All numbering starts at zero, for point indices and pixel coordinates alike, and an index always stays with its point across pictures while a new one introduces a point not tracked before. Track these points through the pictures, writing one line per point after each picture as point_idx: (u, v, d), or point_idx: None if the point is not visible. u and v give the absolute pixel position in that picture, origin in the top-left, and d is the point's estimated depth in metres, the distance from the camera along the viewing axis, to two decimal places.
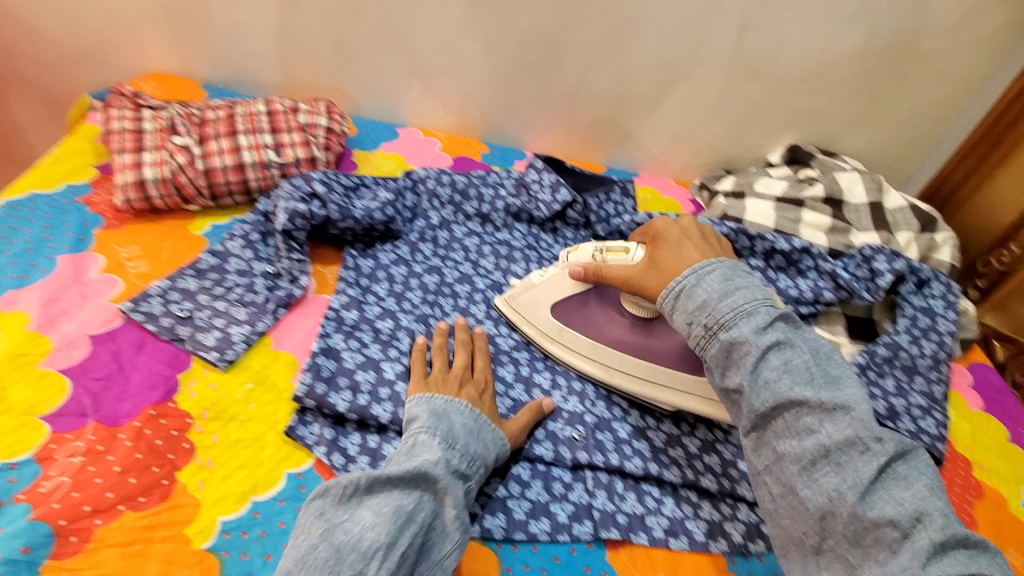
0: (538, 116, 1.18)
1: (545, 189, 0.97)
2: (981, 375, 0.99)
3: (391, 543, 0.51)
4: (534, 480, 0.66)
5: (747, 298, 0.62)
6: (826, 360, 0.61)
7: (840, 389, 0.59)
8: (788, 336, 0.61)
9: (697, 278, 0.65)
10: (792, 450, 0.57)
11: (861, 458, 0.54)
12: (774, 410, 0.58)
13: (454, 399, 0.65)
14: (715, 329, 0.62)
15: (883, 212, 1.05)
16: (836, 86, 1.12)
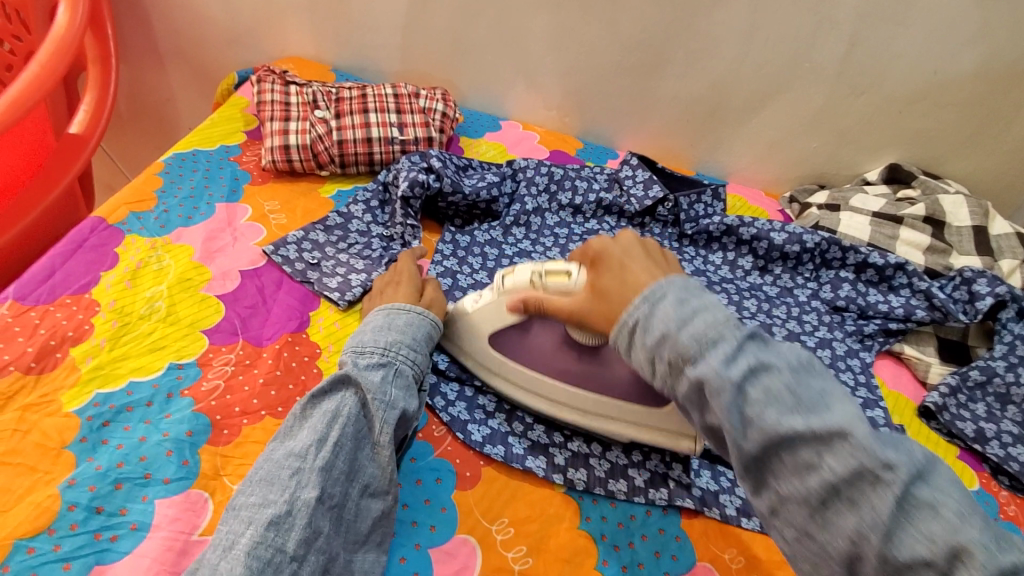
0: (635, 118, 1.23)
1: (637, 185, 1.02)
2: None
3: (324, 439, 0.54)
4: (615, 444, 0.70)
5: (714, 320, 0.45)
6: (812, 379, 0.42)
7: (829, 408, 0.40)
8: (765, 357, 0.43)
9: (650, 309, 0.48)
10: (795, 494, 0.41)
11: (831, 457, 0.39)
12: (766, 453, 0.42)
13: (372, 308, 0.70)
14: (679, 366, 0.45)
15: (987, 237, 1.02)
16: (946, 107, 1.10)
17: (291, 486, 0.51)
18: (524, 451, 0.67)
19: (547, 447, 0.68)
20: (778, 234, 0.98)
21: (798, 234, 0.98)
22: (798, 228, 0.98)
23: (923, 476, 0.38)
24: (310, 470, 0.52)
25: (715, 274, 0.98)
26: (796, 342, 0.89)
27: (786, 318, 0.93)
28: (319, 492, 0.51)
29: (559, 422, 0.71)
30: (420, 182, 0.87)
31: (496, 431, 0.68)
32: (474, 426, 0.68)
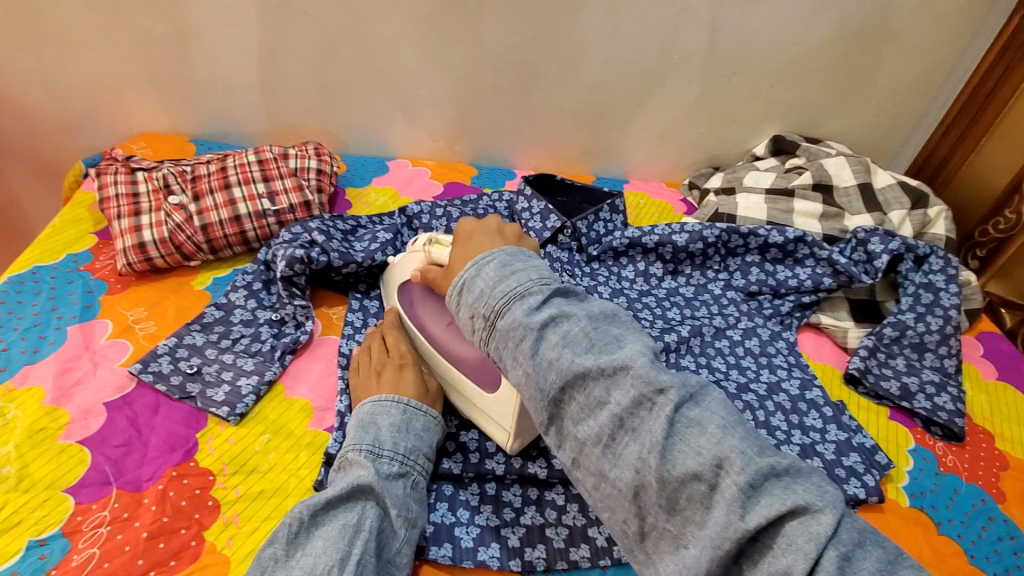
0: (523, 134, 1.20)
1: (535, 216, 0.99)
2: (992, 345, 0.98)
3: (346, 557, 0.51)
4: (570, 504, 0.65)
5: (525, 280, 0.53)
6: (607, 322, 0.52)
7: (620, 349, 0.49)
8: (564, 309, 0.52)
9: (476, 269, 0.55)
10: (589, 431, 0.47)
11: (616, 390, 0.46)
12: (563, 393, 0.48)
13: (381, 396, 0.65)
14: (492, 319, 0.52)
15: (874, 192, 1.06)
16: (811, 74, 1.13)
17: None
18: (473, 543, 0.61)
19: (498, 530, 0.62)
20: (680, 235, 0.98)
21: (698, 231, 0.98)
22: (696, 224, 0.98)
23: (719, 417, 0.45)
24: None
25: (633, 290, 0.96)
26: (724, 340, 0.89)
27: (711, 316, 0.92)
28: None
29: (507, 496, 0.66)
30: (298, 257, 0.78)
31: (442, 524, 0.62)
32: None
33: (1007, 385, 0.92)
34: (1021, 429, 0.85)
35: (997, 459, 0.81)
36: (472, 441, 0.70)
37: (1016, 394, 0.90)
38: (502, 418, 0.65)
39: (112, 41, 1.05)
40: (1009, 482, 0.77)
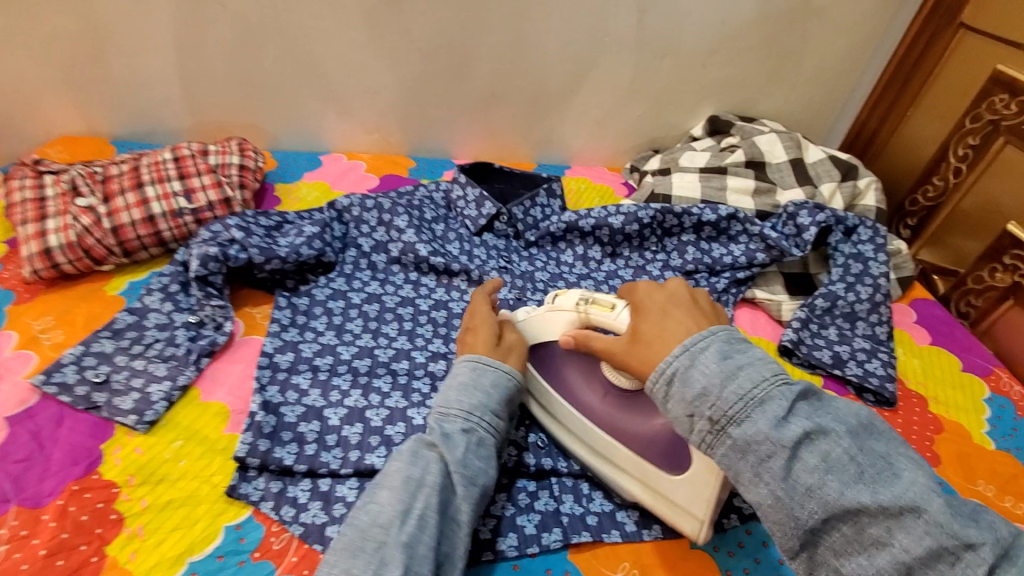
0: (461, 123, 1.18)
1: (470, 204, 0.98)
2: (925, 311, 1.00)
3: (408, 509, 0.51)
4: (499, 493, 0.65)
5: (758, 377, 0.49)
6: (869, 435, 0.49)
7: (898, 478, 0.46)
8: (814, 419, 0.48)
9: (690, 359, 0.50)
10: (859, 571, 0.46)
11: (903, 533, 0.44)
12: (824, 524, 0.47)
13: (466, 359, 0.64)
14: (723, 424, 0.48)
15: (804, 167, 1.07)
16: (742, 53, 1.14)
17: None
18: None
19: None
20: (616, 217, 0.97)
21: (634, 212, 0.97)
22: (631, 206, 0.98)
23: (901, 458, 0.48)
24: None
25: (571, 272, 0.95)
26: None
27: None
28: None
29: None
30: (211, 255, 0.75)
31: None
32: (311, 511, 0.60)
33: (937, 349, 0.94)
34: (952, 391, 0.87)
35: (931, 423, 0.82)
36: (397, 434, 0.66)
37: (949, 358, 0.92)
38: (693, 504, 0.58)
39: (14, 41, 0.99)
40: (943, 443, 0.79)
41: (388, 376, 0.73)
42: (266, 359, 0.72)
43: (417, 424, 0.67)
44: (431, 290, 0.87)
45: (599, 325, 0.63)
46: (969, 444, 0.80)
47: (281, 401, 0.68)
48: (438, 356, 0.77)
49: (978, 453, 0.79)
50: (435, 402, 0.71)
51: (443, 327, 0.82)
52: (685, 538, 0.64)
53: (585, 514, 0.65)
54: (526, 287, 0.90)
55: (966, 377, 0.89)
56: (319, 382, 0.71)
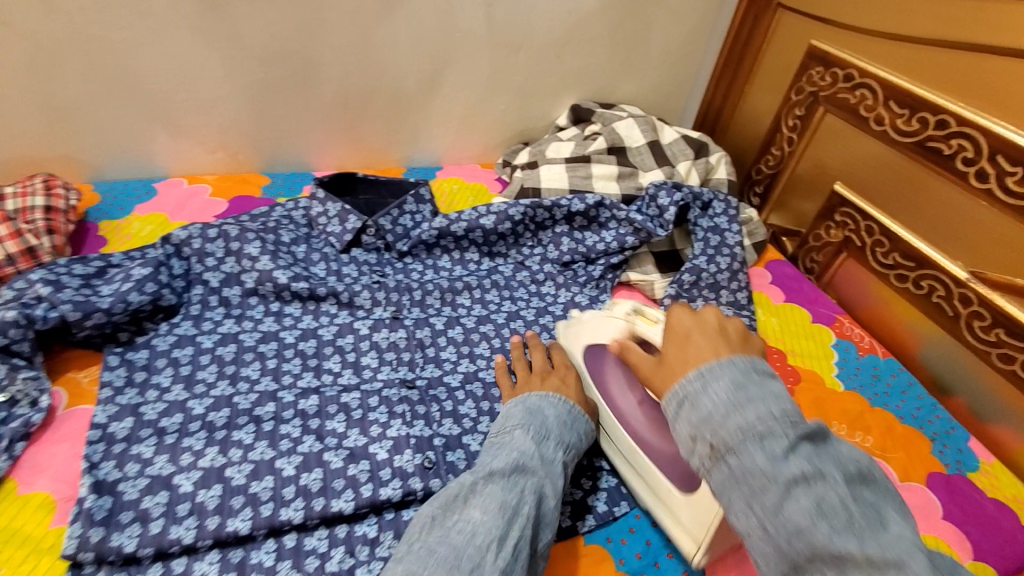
0: (317, 133, 1.10)
1: (333, 220, 0.91)
2: (778, 271, 1.09)
3: (503, 537, 0.52)
4: (384, 533, 0.60)
5: (764, 414, 0.46)
6: (866, 486, 0.44)
7: (886, 529, 0.41)
8: (817, 461, 0.44)
9: (704, 385, 0.49)
10: None
11: None
12: (807, 564, 0.42)
13: (546, 394, 0.67)
14: (721, 452, 0.46)
15: (661, 148, 1.12)
16: (593, 42, 1.17)
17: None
18: None
19: None
20: (487, 217, 0.95)
21: (504, 211, 0.96)
22: (501, 204, 0.96)
23: (892, 510, 0.43)
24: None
25: (449, 277, 0.92)
26: (547, 315, 0.90)
27: (529, 297, 0.92)
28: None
29: (310, 544, 0.59)
30: (9, 321, 0.64)
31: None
32: None
33: (791, 305, 1.02)
34: (806, 342, 0.95)
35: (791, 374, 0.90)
36: (264, 490, 0.61)
37: (801, 311, 1.01)
38: (693, 526, 0.59)
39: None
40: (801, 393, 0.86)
41: (250, 425, 0.66)
42: (98, 431, 0.63)
43: (287, 475, 0.62)
44: (296, 320, 0.80)
45: (641, 336, 0.70)
46: (823, 389, 0.88)
47: (118, 477, 0.60)
48: (309, 391, 0.71)
49: (831, 397, 0.87)
50: (307, 445, 0.65)
51: (313, 358, 0.76)
52: (579, 535, 0.64)
53: None
54: (401, 301, 0.86)
55: (816, 327, 0.98)
56: (167, 446, 0.63)
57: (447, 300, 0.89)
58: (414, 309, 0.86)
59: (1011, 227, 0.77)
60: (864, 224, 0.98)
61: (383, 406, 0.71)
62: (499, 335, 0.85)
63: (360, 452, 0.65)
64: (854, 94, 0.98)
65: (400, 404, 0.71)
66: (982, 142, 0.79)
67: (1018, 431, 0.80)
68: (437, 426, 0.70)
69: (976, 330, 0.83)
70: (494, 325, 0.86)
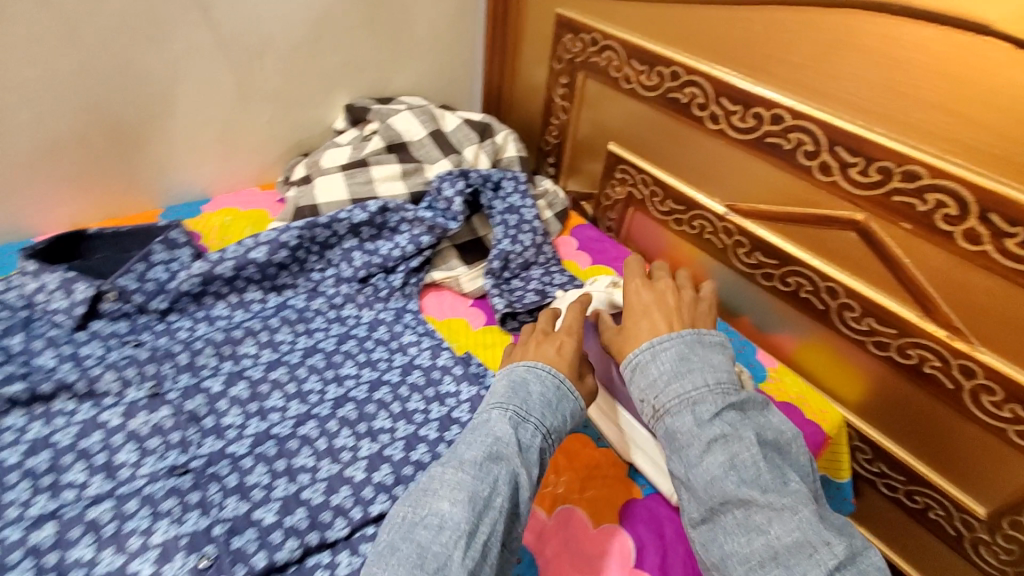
0: (21, 188, 0.90)
1: (56, 294, 0.74)
2: (584, 235, 1.12)
3: (473, 531, 0.51)
4: None
5: (696, 384, 0.64)
6: (771, 452, 0.61)
7: (787, 485, 0.58)
8: (737, 426, 0.61)
9: (652, 354, 0.68)
10: (740, 550, 0.56)
11: (778, 524, 0.55)
12: (723, 506, 0.57)
13: (530, 366, 0.65)
14: (661, 411, 0.64)
15: (445, 137, 1.09)
16: (347, 36, 1.09)
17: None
18: None
19: None
20: (258, 249, 0.84)
21: (276, 238, 0.85)
22: (271, 231, 0.86)
23: (792, 472, 0.60)
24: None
25: (228, 326, 0.80)
26: (350, 341, 0.82)
27: (328, 326, 0.84)
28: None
29: None
30: None
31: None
32: None
33: (597, 266, 1.05)
34: None
35: None
36: None
37: (607, 270, 1.04)
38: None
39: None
40: None
41: None
42: None
43: None
44: (19, 432, 0.64)
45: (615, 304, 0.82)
46: None
47: None
48: (45, 515, 0.58)
49: None
50: None
51: (46, 477, 0.61)
52: None
53: None
54: (164, 372, 0.73)
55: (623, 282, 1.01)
56: None
57: (226, 354, 0.76)
58: (181, 375, 0.73)
59: (742, 159, 0.86)
60: (639, 177, 1.03)
61: (146, 508, 0.59)
62: (295, 378, 0.75)
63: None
64: (602, 57, 1.02)
65: (167, 499, 0.61)
66: (706, 87, 0.86)
67: (791, 335, 0.91)
68: (218, 511, 0.61)
69: (741, 256, 0.92)
70: (288, 367, 0.76)
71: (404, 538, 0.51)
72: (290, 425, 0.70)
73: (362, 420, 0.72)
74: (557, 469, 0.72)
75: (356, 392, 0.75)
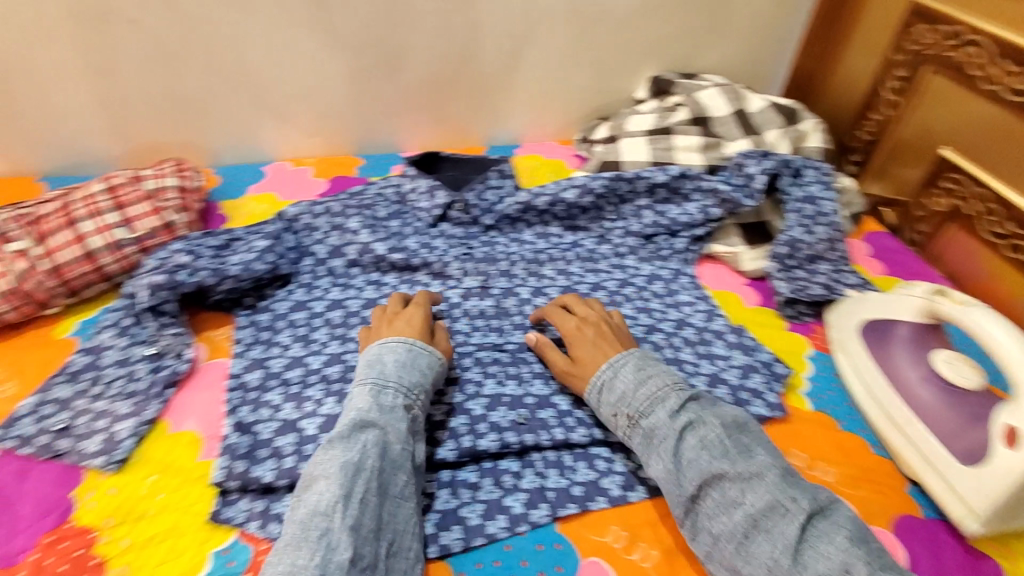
0: (401, 114, 1.15)
1: (422, 195, 0.97)
2: (878, 243, 1.03)
3: (349, 493, 0.53)
4: (484, 479, 0.65)
5: (662, 384, 0.65)
6: (739, 431, 0.61)
7: (751, 459, 0.58)
8: (700, 415, 0.62)
9: (613, 372, 0.68)
10: (724, 527, 0.55)
11: (752, 493, 0.55)
12: (702, 487, 0.58)
13: (388, 338, 0.68)
14: (637, 418, 0.64)
15: (749, 117, 1.09)
16: (674, 11, 1.14)
17: (322, 551, 0.50)
18: None
19: None
20: (570, 191, 0.97)
21: (587, 184, 0.97)
22: (583, 178, 0.97)
23: (762, 448, 0.60)
24: (339, 529, 0.51)
25: (533, 250, 0.95)
26: (629, 286, 0.91)
27: (612, 269, 0.93)
28: (350, 554, 0.50)
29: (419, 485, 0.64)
30: (159, 284, 0.75)
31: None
32: None
33: (892, 277, 0.96)
34: None
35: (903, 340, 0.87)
36: None
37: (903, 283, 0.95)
38: (973, 495, 0.64)
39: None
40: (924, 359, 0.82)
41: None
42: (236, 380, 0.72)
43: None
44: (393, 288, 0.86)
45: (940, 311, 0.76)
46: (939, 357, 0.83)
47: (256, 419, 0.68)
48: None
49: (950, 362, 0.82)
50: None
51: None
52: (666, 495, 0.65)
53: (570, 485, 0.65)
54: (488, 272, 0.90)
55: None
56: (291, 395, 0.71)
57: (532, 271, 0.91)
58: (501, 278, 0.90)
59: None
60: (973, 190, 0.92)
61: (477, 367, 0.76)
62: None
63: (458, 407, 0.70)
64: (960, 52, 0.92)
65: (493, 364, 0.76)
66: None
67: None
68: (529, 386, 0.74)
69: None
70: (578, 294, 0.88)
71: (301, 514, 0.53)
72: None
73: None
74: (827, 458, 0.71)
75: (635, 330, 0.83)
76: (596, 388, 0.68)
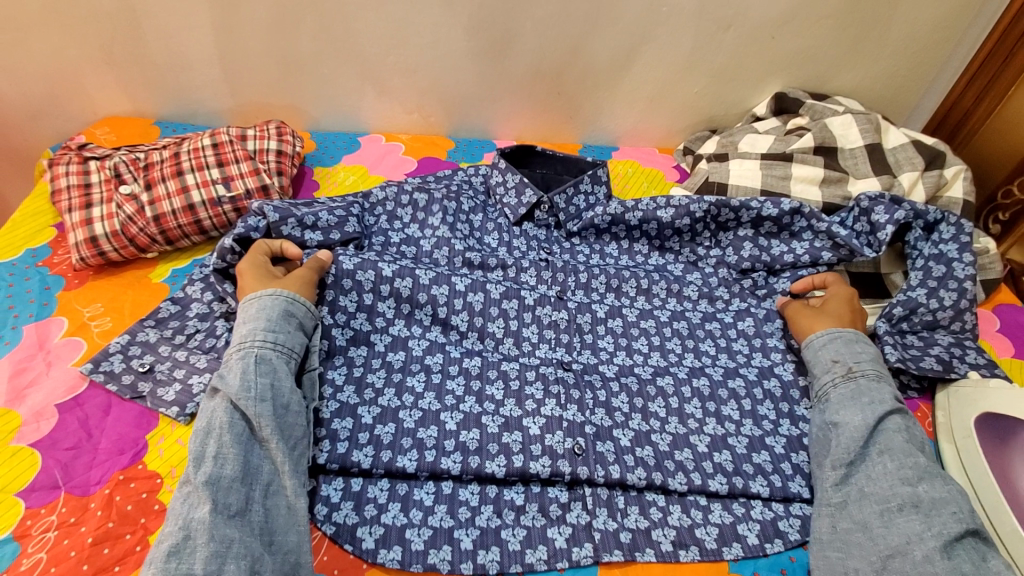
0: (501, 101, 1.12)
1: (511, 190, 0.92)
2: (1010, 318, 0.92)
3: (202, 455, 0.56)
4: (529, 504, 0.63)
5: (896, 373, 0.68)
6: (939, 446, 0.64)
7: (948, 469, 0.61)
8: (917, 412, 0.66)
9: (857, 335, 0.72)
10: (881, 491, 0.58)
11: (927, 485, 0.57)
12: (877, 455, 0.61)
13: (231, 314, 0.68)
14: (856, 374, 0.68)
15: (882, 153, 0.96)
16: (816, 24, 1.02)
17: (184, 511, 0.53)
18: (425, 545, 0.59)
19: (452, 532, 0.60)
20: (666, 210, 0.90)
21: (686, 205, 0.90)
22: (684, 198, 0.90)
23: None
24: (196, 487, 0.54)
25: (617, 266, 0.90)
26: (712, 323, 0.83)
27: (698, 297, 0.86)
28: (212, 506, 0.53)
29: (463, 495, 0.63)
30: (227, 247, 0.73)
31: (393, 526, 0.60)
32: (344, 511, 0.61)
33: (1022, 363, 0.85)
34: None
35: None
36: (429, 438, 0.66)
37: None
38: None
39: (49, 27, 0.96)
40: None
41: (422, 374, 0.72)
42: None
43: (449, 429, 0.67)
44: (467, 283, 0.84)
45: None
46: None
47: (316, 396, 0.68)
48: (475, 351, 0.76)
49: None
50: (468, 405, 0.70)
51: (478, 319, 0.78)
52: (723, 561, 0.61)
53: (619, 529, 0.62)
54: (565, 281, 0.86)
55: None
56: (354, 378, 0.71)
57: (612, 286, 0.86)
58: (578, 291, 0.86)
59: None
60: None
61: (539, 382, 0.73)
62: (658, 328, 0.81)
63: (514, 423, 0.68)
64: None
65: (555, 383, 0.73)
66: None
67: None
68: (590, 414, 0.70)
69: None
70: (656, 321, 0.83)
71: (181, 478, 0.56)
72: (649, 371, 0.77)
73: (712, 399, 0.74)
74: None
75: (711, 370, 0.77)
76: (830, 335, 0.72)
